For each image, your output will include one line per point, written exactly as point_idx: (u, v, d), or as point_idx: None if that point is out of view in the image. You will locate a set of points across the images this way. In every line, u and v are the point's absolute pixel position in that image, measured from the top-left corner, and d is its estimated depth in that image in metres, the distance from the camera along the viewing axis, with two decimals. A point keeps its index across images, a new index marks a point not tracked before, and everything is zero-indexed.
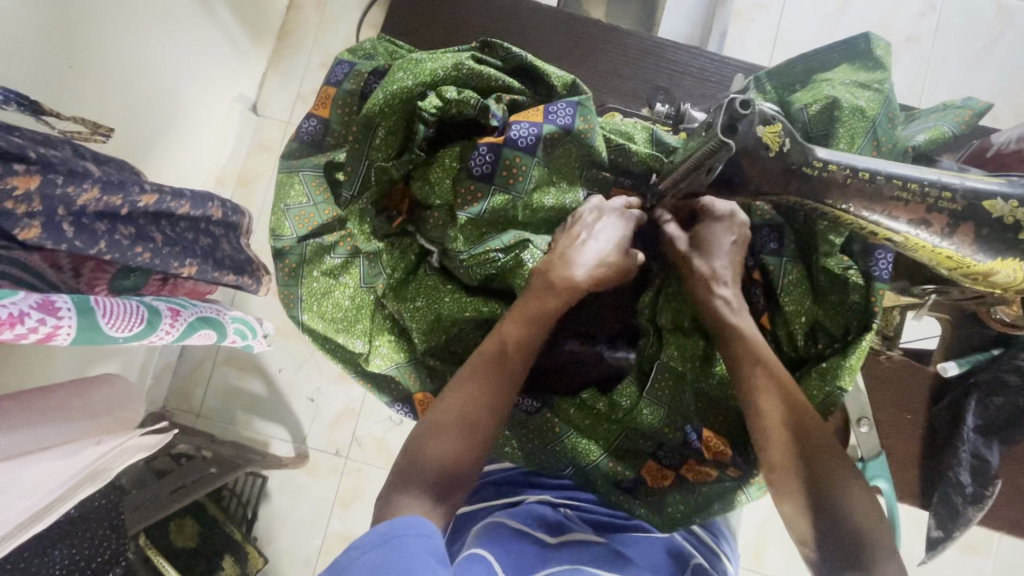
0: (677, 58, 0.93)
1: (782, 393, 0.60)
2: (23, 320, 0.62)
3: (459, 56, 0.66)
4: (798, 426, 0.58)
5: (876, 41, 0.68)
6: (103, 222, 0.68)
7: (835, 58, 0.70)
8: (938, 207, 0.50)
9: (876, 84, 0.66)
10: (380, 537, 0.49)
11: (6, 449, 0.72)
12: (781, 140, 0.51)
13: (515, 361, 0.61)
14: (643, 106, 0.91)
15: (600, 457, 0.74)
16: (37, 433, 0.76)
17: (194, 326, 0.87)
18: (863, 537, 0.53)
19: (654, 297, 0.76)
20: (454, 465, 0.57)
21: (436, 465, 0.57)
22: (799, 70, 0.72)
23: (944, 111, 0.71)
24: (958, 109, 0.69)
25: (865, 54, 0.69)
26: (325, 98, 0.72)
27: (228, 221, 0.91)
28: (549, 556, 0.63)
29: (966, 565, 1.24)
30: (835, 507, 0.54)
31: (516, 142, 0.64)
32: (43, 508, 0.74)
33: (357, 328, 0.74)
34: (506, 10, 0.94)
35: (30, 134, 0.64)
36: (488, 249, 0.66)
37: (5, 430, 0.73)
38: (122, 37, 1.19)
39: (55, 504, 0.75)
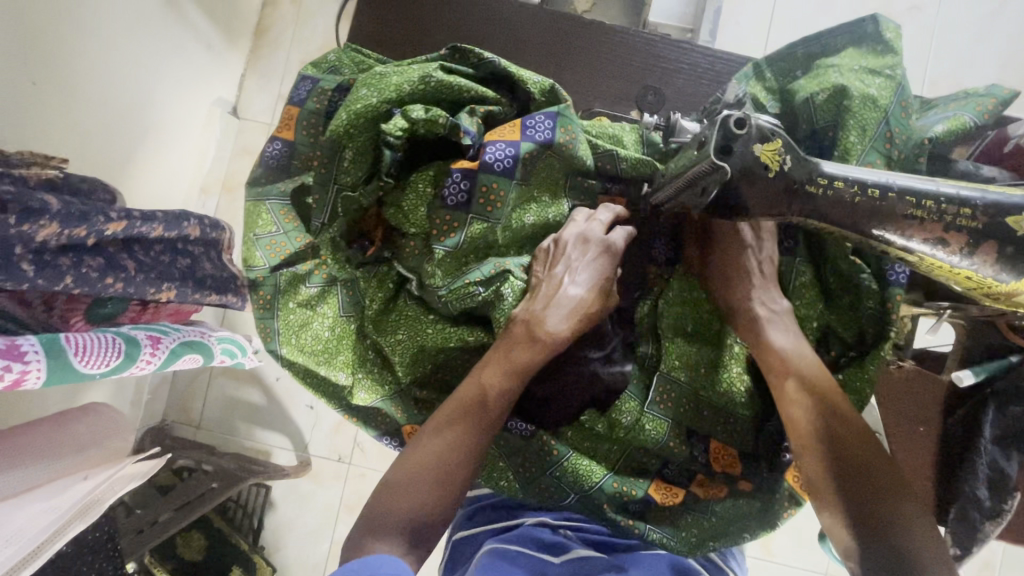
0: (667, 49, 0.87)
1: (819, 401, 0.58)
2: None
3: (426, 68, 0.61)
4: (835, 437, 0.57)
5: (885, 23, 0.62)
6: (67, 256, 0.64)
7: (840, 42, 0.64)
8: (956, 224, 0.45)
9: (887, 69, 0.60)
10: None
11: None
12: (781, 158, 0.46)
13: (495, 412, 0.59)
14: (632, 108, 0.86)
15: (603, 478, 0.69)
16: (17, 477, 0.74)
17: (177, 352, 0.84)
18: (906, 556, 0.50)
19: (650, 306, 0.71)
20: (429, 515, 0.55)
21: (408, 517, 0.55)
22: (801, 53, 0.66)
23: (964, 99, 0.65)
24: (980, 97, 0.63)
25: (873, 38, 0.63)
26: (288, 119, 0.68)
27: (208, 238, 0.85)
28: None
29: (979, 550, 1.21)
30: (876, 525, 0.52)
31: (493, 166, 0.61)
32: (32, 551, 0.71)
33: (339, 359, 0.70)
34: (483, 7, 0.88)
35: None
36: (467, 283, 0.62)
37: None
38: (89, 47, 1.13)
39: (45, 546, 0.73)
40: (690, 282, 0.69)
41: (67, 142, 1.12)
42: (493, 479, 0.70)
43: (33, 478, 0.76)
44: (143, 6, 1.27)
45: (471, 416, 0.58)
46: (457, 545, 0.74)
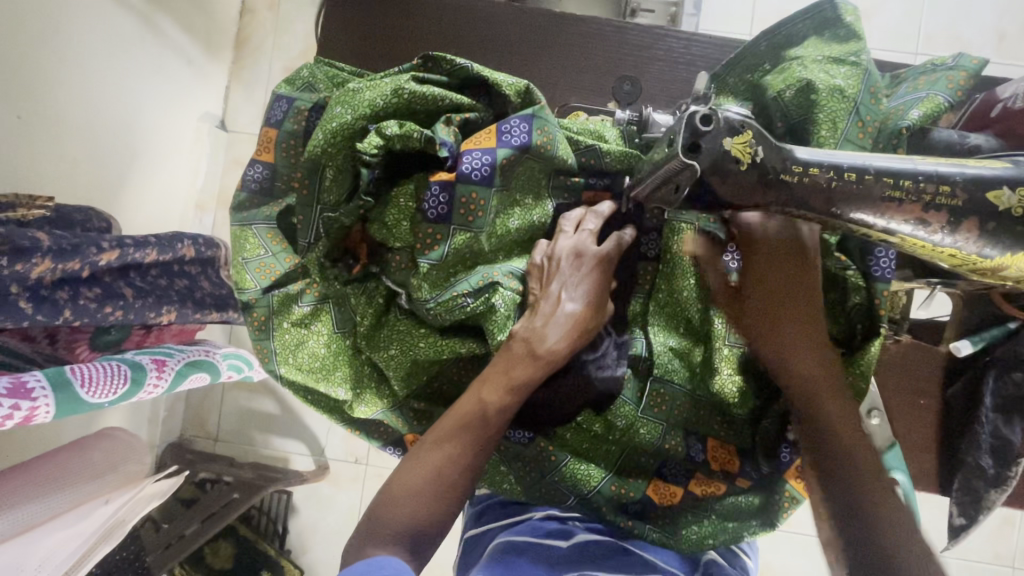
0: (642, 40, 0.89)
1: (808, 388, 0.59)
2: None
3: (398, 80, 0.60)
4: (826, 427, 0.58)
5: (844, 6, 0.60)
6: (64, 290, 0.72)
7: (801, 29, 0.62)
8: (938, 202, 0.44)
9: (852, 56, 0.59)
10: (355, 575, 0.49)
11: (23, 522, 0.80)
12: (753, 150, 0.46)
13: (493, 428, 0.60)
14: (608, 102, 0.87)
15: (601, 482, 0.68)
16: (41, 505, 0.82)
17: (181, 373, 0.91)
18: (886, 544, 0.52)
19: (643, 304, 0.70)
20: (427, 523, 0.58)
21: (403, 525, 0.57)
22: (763, 48, 0.63)
23: (933, 72, 0.62)
24: (949, 70, 0.61)
25: (833, 23, 0.60)
26: (267, 141, 0.67)
27: (202, 258, 0.91)
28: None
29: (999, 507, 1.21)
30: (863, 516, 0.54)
31: (470, 176, 0.60)
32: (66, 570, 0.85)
33: (337, 375, 0.70)
34: (461, 14, 0.90)
35: None
36: (454, 295, 0.62)
37: (15, 505, 0.79)
38: (73, 78, 1.14)
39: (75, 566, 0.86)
40: (677, 278, 0.67)
41: (56, 174, 1.13)
42: (496, 483, 0.71)
43: (59, 505, 0.85)
44: (121, 31, 1.27)
45: (469, 430, 0.60)
46: (470, 542, 0.77)
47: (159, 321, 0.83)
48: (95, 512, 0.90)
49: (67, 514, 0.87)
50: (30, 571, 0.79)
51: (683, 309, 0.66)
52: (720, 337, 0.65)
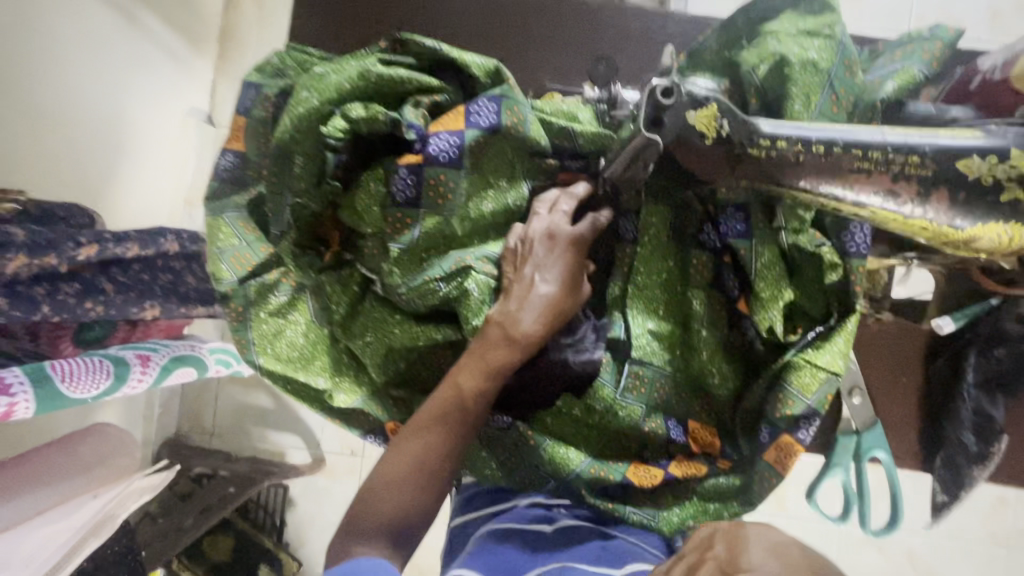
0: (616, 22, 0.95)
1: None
2: None
3: (364, 63, 0.60)
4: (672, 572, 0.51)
5: None
6: (42, 285, 0.78)
7: (777, 4, 0.60)
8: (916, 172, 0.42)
9: (826, 29, 0.57)
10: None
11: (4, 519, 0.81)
12: (718, 123, 0.46)
13: (472, 414, 0.60)
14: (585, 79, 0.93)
15: (581, 464, 0.67)
16: (14, 504, 0.83)
17: (166, 368, 0.95)
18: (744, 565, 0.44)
19: (621, 288, 0.67)
20: (411, 515, 0.59)
21: (388, 520, 0.58)
22: (741, 23, 0.61)
23: (911, 44, 0.61)
24: (925, 41, 0.61)
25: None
26: (237, 129, 0.68)
27: (187, 253, 0.97)
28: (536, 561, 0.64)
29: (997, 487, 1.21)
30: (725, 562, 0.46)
31: (437, 158, 0.60)
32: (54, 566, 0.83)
33: (316, 365, 0.70)
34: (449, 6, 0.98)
35: None
36: (427, 279, 0.62)
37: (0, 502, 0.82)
38: (54, 75, 1.13)
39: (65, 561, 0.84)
40: (654, 259, 0.66)
41: (39, 172, 1.12)
42: (477, 468, 0.71)
43: (44, 500, 0.86)
44: (102, 26, 1.26)
45: (448, 418, 0.60)
46: (456, 530, 0.77)
47: (143, 315, 0.91)
48: (82, 507, 0.90)
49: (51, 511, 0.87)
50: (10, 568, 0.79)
51: (654, 292, 0.66)
52: (699, 319, 0.64)
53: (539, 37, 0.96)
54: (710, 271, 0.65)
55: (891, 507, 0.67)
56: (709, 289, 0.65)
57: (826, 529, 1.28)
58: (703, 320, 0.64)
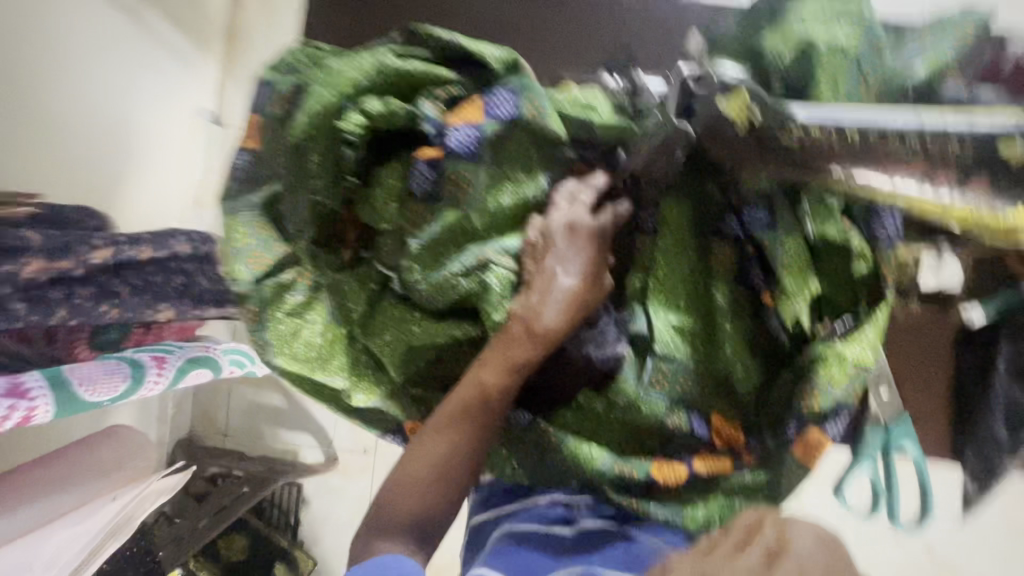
0: (631, 11, 0.95)
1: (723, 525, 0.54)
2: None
3: (380, 55, 0.60)
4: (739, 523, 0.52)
5: None
6: (58, 289, 0.78)
7: None
8: (957, 155, 0.41)
9: (854, 13, 0.57)
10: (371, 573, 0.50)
11: (21, 525, 0.81)
12: (750, 110, 0.46)
13: (494, 411, 0.59)
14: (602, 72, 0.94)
15: (604, 461, 0.66)
16: (33, 507, 0.83)
17: (182, 369, 0.95)
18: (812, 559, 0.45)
19: (643, 281, 0.67)
20: (434, 512, 0.58)
21: (410, 517, 0.57)
22: (763, 7, 0.60)
23: (940, 29, 0.59)
24: (956, 25, 0.58)
25: None
26: (251, 128, 0.67)
27: (200, 254, 0.99)
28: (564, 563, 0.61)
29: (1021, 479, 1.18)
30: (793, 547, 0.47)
31: (458, 150, 0.60)
32: (80, 563, 0.86)
33: (334, 363, 0.69)
34: (464, 1, 0.99)
35: None
36: (448, 274, 0.61)
37: (22, 506, 0.83)
38: (60, 78, 1.13)
39: (88, 560, 0.86)
40: (677, 251, 0.65)
41: (50, 175, 1.12)
42: (499, 466, 0.71)
43: (63, 504, 0.87)
44: (108, 28, 1.25)
45: (471, 415, 0.59)
46: (477, 530, 0.75)
47: (158, 317, 0.92)
48: (100, 511, 0.89)
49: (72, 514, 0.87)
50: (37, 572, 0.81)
51: (677, 285, 0.65)
52: (722, 313, 0.64)
53: (552, 36, 0.97)
54: (732, 266, 0.64)
55: (921, 499, 0.65)
56: (731, 283, 0.64)
57: (844, 524, 1.27)
58: (726, 313, 0.64)
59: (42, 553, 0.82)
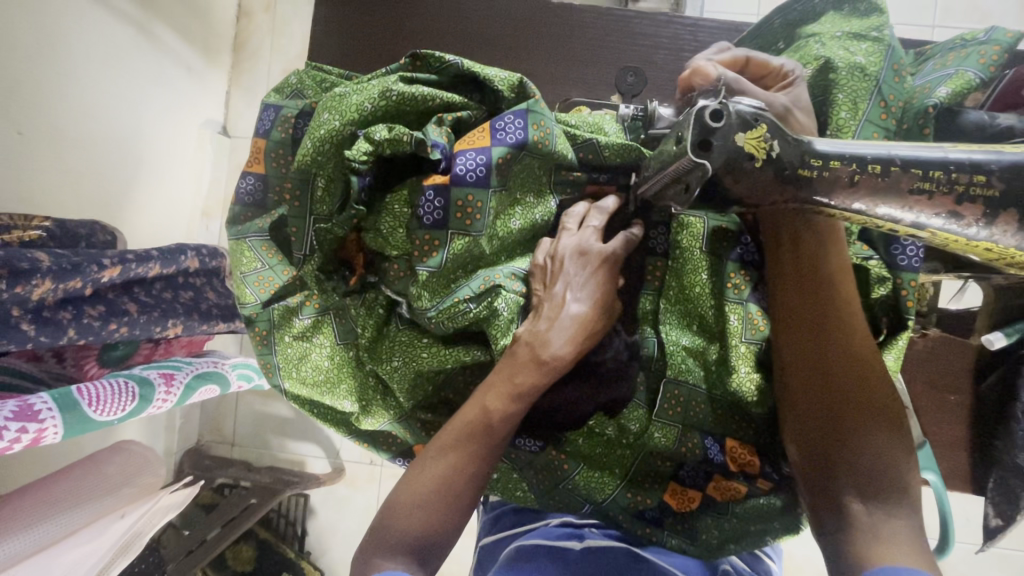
0: (641, 29, 0.95)
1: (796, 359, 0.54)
2: (3, 432, 0.67)
3: (385, 82, 0.57)
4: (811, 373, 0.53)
5: None
6: (65, 310, 0.77)
7: (818, 5, 0.59)
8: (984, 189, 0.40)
9: (874, 31, 0.55)
10: None
11: (42, 539, 0.81)
12: (767, 145, 0.43)
13: (498, 436, 0.59)
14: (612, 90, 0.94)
15: (615, 490, 0.66)
16: (58, 521, 0.84)
17: (190, 386, 0.95)
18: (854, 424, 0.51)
19: (654, 303, 0.66)
20: (432, 535, 0.56)
21: (409, 538, 0.56)
22: (777, 25, 0.61)
23: (963, 47, 0.56)
24: (981, 45, 0.55)
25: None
26: (256, 152, 0.65)
27: (205, 268, 1.02)
28: None
29: None
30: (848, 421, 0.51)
31: (465, 178, 0.57)
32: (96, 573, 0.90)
33: (341, 388, 0.69)
34: (472, 17, 0.99)
35: None
36: (456, 301, 0.59)
37: (44, 519, 0.82)
38: (69, 91, 1.13)
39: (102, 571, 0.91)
40: (688, 276, 0.64)
41: (59, 188, 1.13)
42: (508, 490, 0.69)
43: (78, 520, 0.87)
44: (116, 40, 1.25)
45: (474, 440, 0.58)
46: (484, 550, 0.76)
47: (166, 334, 0.92)
48: (110, 527, 0.92)
49: (75, 534, 0.87)
50: None
51: (691, 307, 0.65)
52: (736, 335, 0.62)
53: (560, 54, 0.97)
54: (749, 288, 0.62)
55: (941, 529, 0.65)
56: (747, 304, 0.62)
57: None
58: (740, 335, 0.61)
59: (52, 570, 0.82)
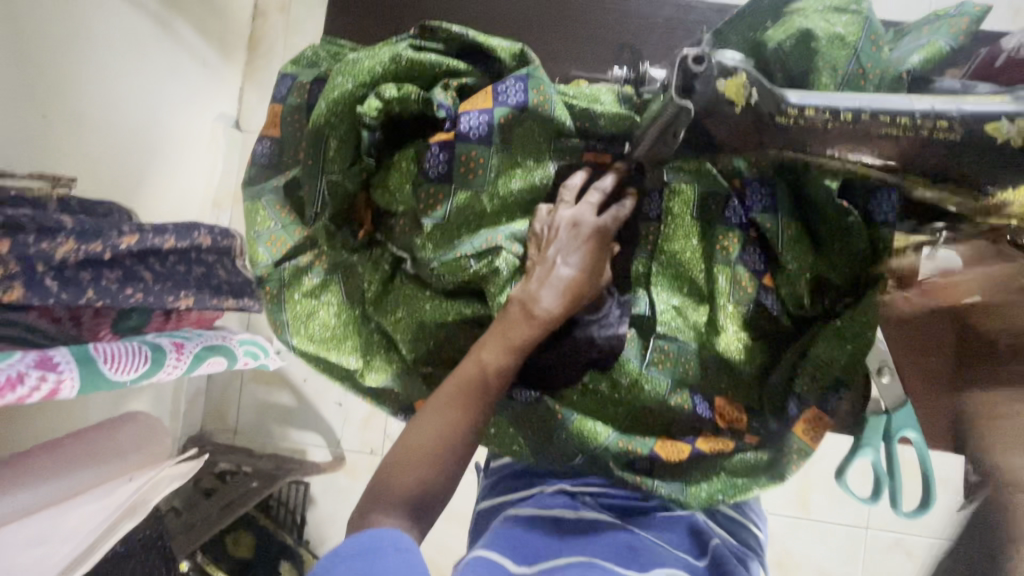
0: (638, 11, 1.01)
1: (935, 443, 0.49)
2: (23, 379, 0.70)
3: (396, 48, 0.62)
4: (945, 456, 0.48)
5: None
6: (85, 272, 0.78)
7: None
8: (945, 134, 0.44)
9: (852, 6, 0.59)
10: (360, 546, 0.50)
11: (38, 501, 0.82)
12: (747, 91, 0.47)
13: (494, 389, 0.61)
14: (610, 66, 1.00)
15: (609, 437, 0.68)
16: (50, 486, 0.84)
17: (200, 356, 0.97)
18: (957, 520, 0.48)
19: (646, 266, 0.69)
20: (428, 488, 0.58)
21: (405, 494, 0.57)
22: (766, 5, 0.63)
23: (935, 22, 0.61)
24: (952, 18, 0.60)
25: None
26: (273, 117, 0.70)
27: (219, 246, 0.99)
28: (565, 549, 0.62)
29: None
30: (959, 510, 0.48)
31: (469, 135, 0.62)
32: (105, 533, 0.89)
33: (347, 344, 0.71)
34: (478, 4, 1.05)
35: None
36: (459, 255, 0.63)
37: (39, 481, 0.83)
38: (92, 80, 1.19)
39: (111, 530, 0.90)
40: (683, 239, 0.67)
41: (78, 169, 1.17)
42: (505, 444, 0.72)
43: (78, 483, 0.87)
44: (137, 32, 1.31)
45: (471, 395, 0.61)
46: (484, 513, 0.79)
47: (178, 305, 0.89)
48: (119, 488, 0.91)
49: (59, 505, 0.84)
50: (51, 545, 0.82)
51: (683, 268, 0.67)
52: (724, 295, 0.65)
53: (559, 40, 1.03)
54: (738, 249, 0.64)
55: (923, 486, 0.67)
56: (735, 266, 0.65)
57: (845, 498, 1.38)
58: (728, 296, 0.64)
59: (59, 528, 0.83)
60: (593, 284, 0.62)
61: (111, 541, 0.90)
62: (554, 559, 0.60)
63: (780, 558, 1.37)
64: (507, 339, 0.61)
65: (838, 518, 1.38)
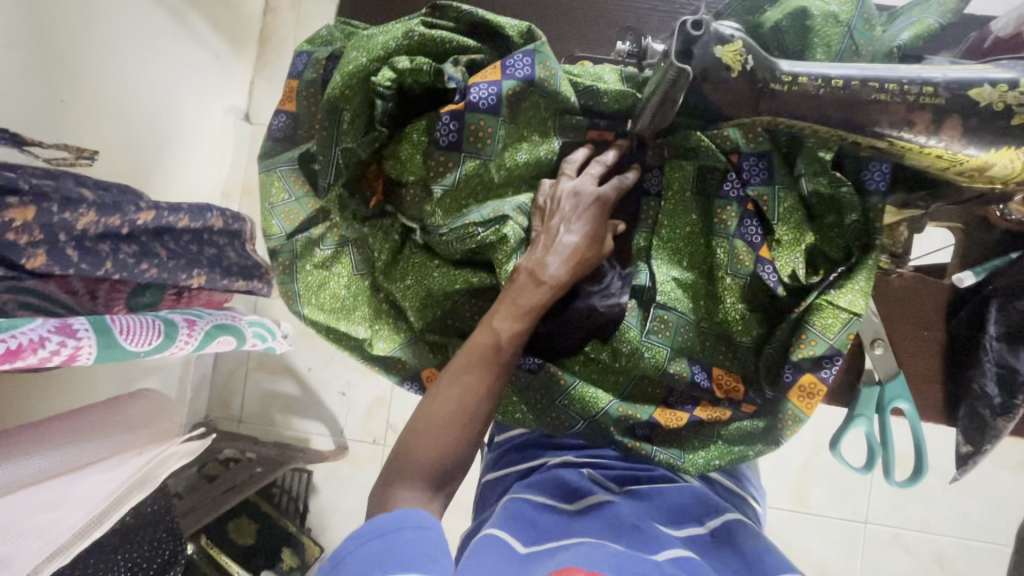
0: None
1: None
2: (44, 344, 0.63)
3: (408, 24, 0.65)
4: None
5: None
6: (105, 244, 0.71)
7: None
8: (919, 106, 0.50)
9: None
10: (380, 530, 0.53)
11: (39, 471, 0.74)
12: (743, 58, 0.52)
13: (507, 355, 0.62)
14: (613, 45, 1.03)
15: (608, 404, 0.70)
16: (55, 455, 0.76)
17: (211, 334, 0.86)
18: None
19: (647, 240, 0.71)
20: (448, 457, 0.59)
21: (427, 463, 0.58)
22: None
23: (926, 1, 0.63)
24: None
25: None
26: (289, 92, 0.73)
27: (230, 229, 0.91)
28: (573, 525, 0.61)
29: (1000, 478, 1.35)
30: None
31: (478, 104, 0.64)
32: (97, 517, 0.77)
33: (357, 314, 0.74)
34: None
35: (27, 170, 0.69)
36: (467, 223, 0.66)
37: (49, 448, 0.76)
38: (108, 68, 1.21)
39: (108, 513, 0.78)
40: (681, 214, 0.69)
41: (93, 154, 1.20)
42: (508, 412, 0.73)
43: (83, 454, 0.79)
44: (152, 24, 1.34)
45: (484, 362, 0.61)
46: (488, 486, 0.81)
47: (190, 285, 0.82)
48: (126, 462, 0.83)
49: (59, 479, 0.75)
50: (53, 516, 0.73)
51: (681, 242, 0.70)
52: (723, 267, 0.67)
53: (564, 25, 1.06)
54: (735, 224, 0.67)
55: (915, 456, 0.69)
56: (733, 239, 0.67)
57: (844, 491, 1.39)
58: (727, 266, 0.67)
59: (59, 503, 0.74)
60: (597, 252, 0.65)
61: (108, 524, 0.78)
62: (563, 539, 0.58)
63: (780, 552, 1.37)
64: (517, 305, 0.62)
65: (837, 512, 1.38)
